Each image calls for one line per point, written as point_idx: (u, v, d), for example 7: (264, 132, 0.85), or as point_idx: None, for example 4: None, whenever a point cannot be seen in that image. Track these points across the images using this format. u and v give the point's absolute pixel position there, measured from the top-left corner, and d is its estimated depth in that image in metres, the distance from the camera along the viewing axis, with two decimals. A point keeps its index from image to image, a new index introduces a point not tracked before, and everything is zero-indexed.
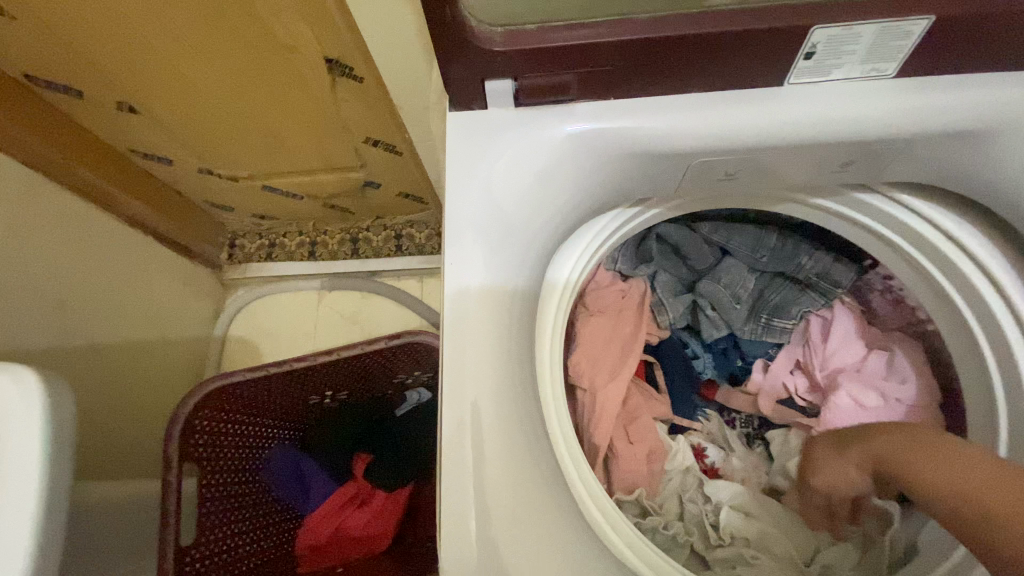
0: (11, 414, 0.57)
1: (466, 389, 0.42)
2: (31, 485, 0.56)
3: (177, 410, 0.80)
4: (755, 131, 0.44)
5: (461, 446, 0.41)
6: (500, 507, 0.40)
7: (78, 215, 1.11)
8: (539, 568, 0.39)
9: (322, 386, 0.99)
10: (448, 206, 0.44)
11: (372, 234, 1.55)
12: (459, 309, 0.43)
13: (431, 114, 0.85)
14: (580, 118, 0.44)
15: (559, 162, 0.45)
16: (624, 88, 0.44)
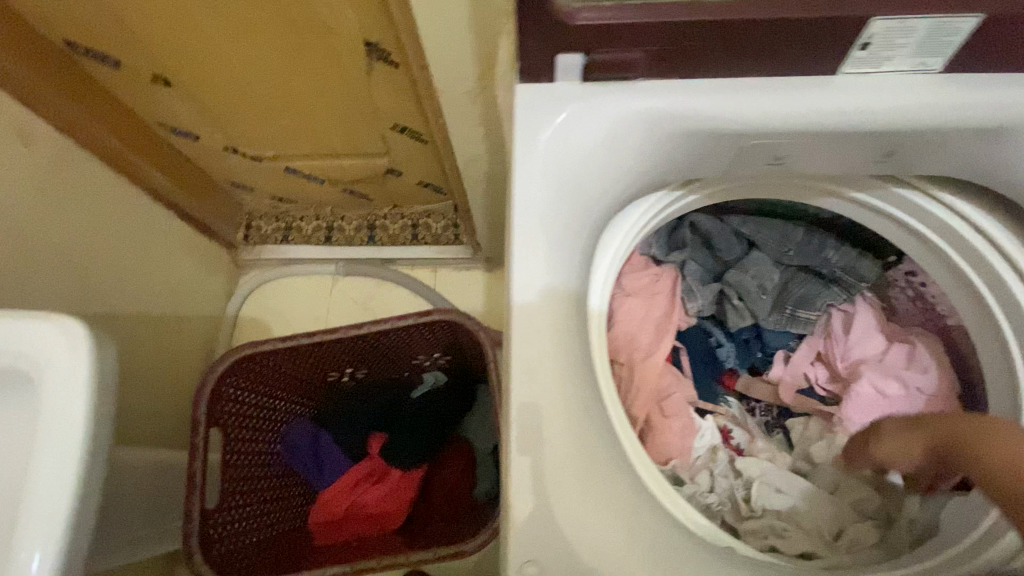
0: (58, 362, 0.58)
1: (529, 345, 0.43)
2: (75, 434, 0.57)
3: (206, 375, 0.81)
4: (810, 117, 0.47)
5: (529, 391, 0.42)
6: (560, 459, 0.41)
7: (106, 184, 1.12)
8: (599, 514, 0.41)
9: (344, 363, 1.00)
10: (517, 164, 0.45)
11: (389, 222, 1.56)
12: (527, 264, 0.44)
13: (468, 98, 0.87)
14: (646, 93, 0.46)
15: (631, 134, 0.47)
16: (687, 68, 0.46)
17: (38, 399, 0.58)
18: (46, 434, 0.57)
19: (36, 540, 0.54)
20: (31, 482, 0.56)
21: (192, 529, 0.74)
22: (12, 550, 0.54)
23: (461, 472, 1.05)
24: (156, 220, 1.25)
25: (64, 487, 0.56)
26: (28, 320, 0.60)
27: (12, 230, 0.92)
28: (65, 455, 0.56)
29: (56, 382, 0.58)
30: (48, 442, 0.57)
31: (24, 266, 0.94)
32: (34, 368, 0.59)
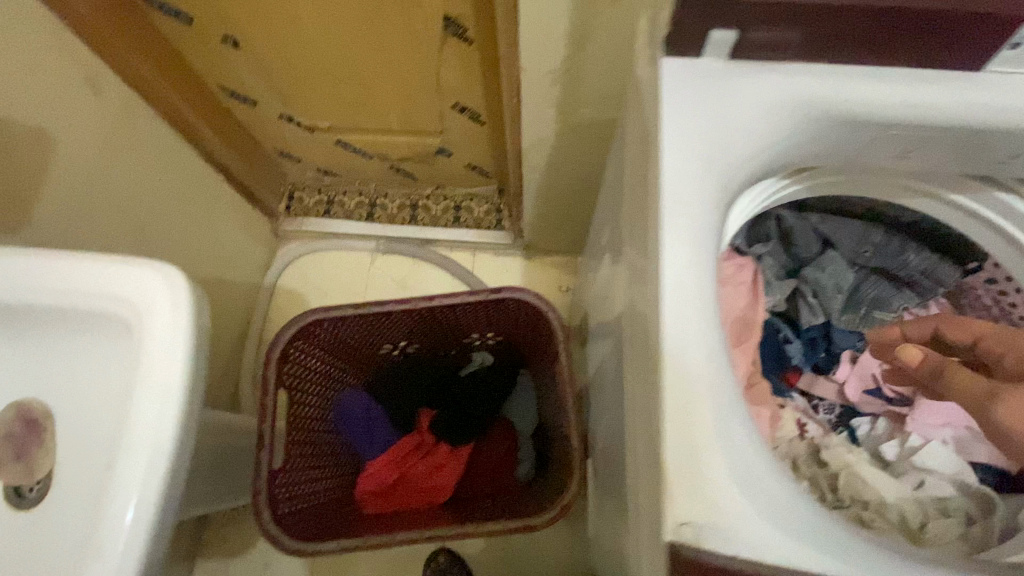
0: (157, 311, 0.58)
1: (681, 316, 0.43)
2: (173, 381, 0.57)
3: (278, 334, 0.82)
4: (947, 113, 0.48)
5: (683, 360, 0.42)
6: (708, 429, 0.42)
7: (168, 142, 1.12)
8: (747, 482, 0.41)
9: (398, 336, 1.01)
10: (665, 136, 0.46)
11: (432, 203, 1.56)
12: (674, 234, 0.44)
13: (550, 80, 0.87)
14: (795, 77, 0.47)
15: (778, 114, 0.47)
16: (832, 54, 0.47)
17: (139, 345, 0.58)
18: (146, 380, 0.57)
19: (134, 486, 0.54)
20: (131, 427, 0.56)
21: (261, 486, 0.75)
22: (110, 493, 0.55)
23: (504, 454, 1.07)
24: (209, 184, 1.25)
25: (164, 434, 0.56)
26: (132, 266, 0.60)
27: (74, 179, 0.91)
28: (167, 403, 0.56)
29: (158, 329, 0.58)
30: (150, 388, 0.57)
31: (82, 217, 0.94)
32: (136, 314, 0.59)
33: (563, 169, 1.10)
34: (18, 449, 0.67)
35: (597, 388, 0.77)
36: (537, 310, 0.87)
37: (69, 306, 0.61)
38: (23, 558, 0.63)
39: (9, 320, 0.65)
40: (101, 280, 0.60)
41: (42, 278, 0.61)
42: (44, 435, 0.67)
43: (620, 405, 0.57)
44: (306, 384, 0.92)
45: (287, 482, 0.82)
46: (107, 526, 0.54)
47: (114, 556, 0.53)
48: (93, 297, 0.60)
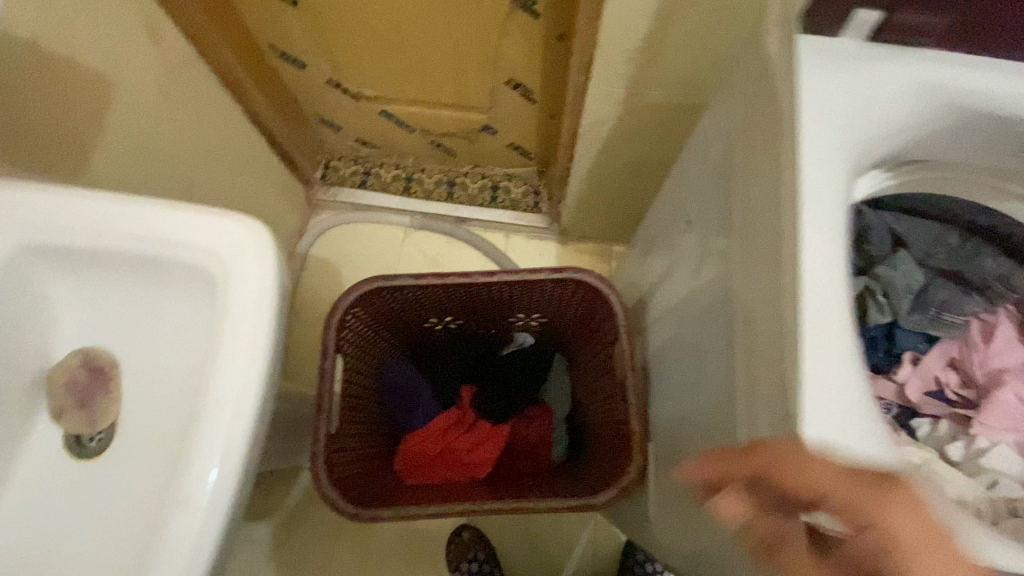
0: (243, 266, 0.57)
1: (820, 293, 0.42)
2: (258, 337, 0.56)
3: (340, 300, 0.81)
4: None
5: (825, 338, 0.42)
6: (844, 410, 0.41)
7: (216, 99, 1.09)
8: (881, 466, 0.41)
9: (448, 310, 1.00)
10: (807, 112, 0.45)
11: (469, 181, 1.54)
12: (816, 210, 0.43)
13: (625, 59, 0.86)
14: (931, 64, 0.49)
15: (912, 99, 0.48)
16: (966, 42, 0.49)
17: (225, 301, 0.57)
18: (229, 335, 0.56)
19: (218, 443, 0.53)
20: (214, 383, 0.55)
21: (319, 450, 0.74)
22: (192, 449, 0.53)
23: (542, 435, 1.07)
24: (251, 145, 1.23)
25: (248, 393, 0.55)
26: (222, 221, 0.59)
27: (127, 129, 0.88)
28: (251, 362, 0.55)
29: (246, 285, 0.57)
30: (236, 345, 0.56)
31: (134, 169, 0.91)
32: (223, 269, 0.58)
33: (619, 153, 1.09)
34: (81, 398, 0.65)
35: (663, 373, 0.76)
36: (598, 294, 0.86)
37: (152, 255, 0.60)
38: (85, 508, 0.62)
39: (80, 264, 0.64)
40: (187, 232, 0.59)
41: (127, 225, 0.60)
42: (110, 384, 0.66)
43: (712, 390, 0.57)
44: (359, 353, 0.91)
45: (342, 447, 0.82)
46: (190, 482, 0.53)
47: (198, 513, 0.52)
48: (179, 248, 0.59)
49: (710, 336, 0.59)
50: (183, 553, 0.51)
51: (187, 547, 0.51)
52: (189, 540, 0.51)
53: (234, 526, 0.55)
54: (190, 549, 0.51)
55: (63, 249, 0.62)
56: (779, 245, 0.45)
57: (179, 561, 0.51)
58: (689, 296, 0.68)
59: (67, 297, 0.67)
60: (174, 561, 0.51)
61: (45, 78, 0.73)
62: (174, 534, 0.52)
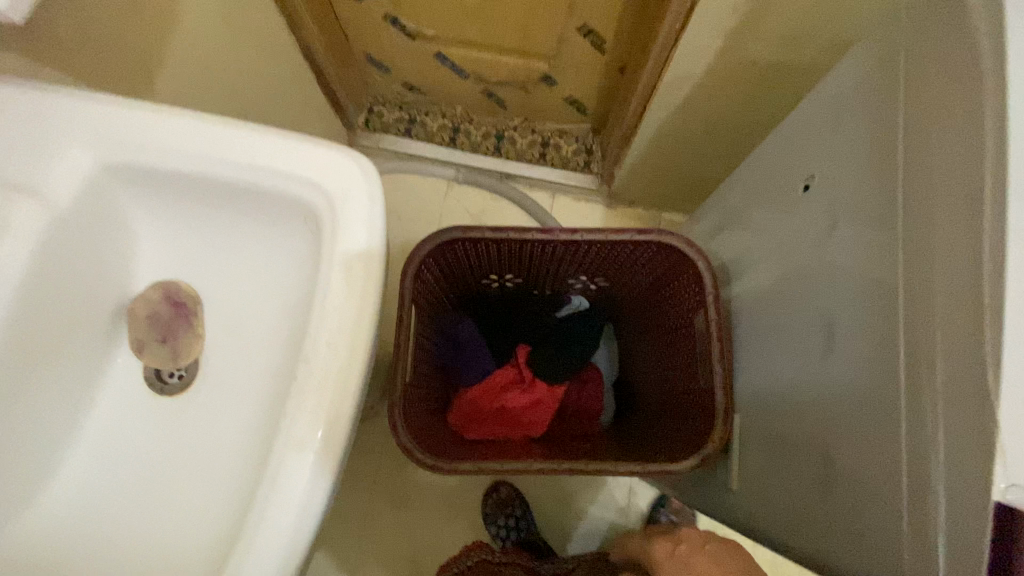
0: (350, 206, 0.56)
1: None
2: (368, 279, 0.55)
3: (417, 249, 0.80)
4: None
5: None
6: None
7: (271, 28, 1.01)
8: None
9: (511, 268, 0.98)
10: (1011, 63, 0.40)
11: (517, 135, 1.48)
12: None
13: (733, 8, 0.79)
14: None
15: None
16: None
17: (330, 239, 0.56)
18: (337, 274, 0.55)
19: (328, 388, 0.52)
20: (321, 325, 0.54)
21: (396, 400, 0.73)
22: (300, 392, 0.52)
23: (597, 400, 1.06)
24: (299, 82, 1.16)
25: (356, 337, 0.54)
26: (325, 154, 0.58)
27: (191, 57, 0.82)
28: (358, 306, 0.54)
29: (352, 224, 0.56)
30: (344, 285, 0.54)
31: (192, 98, 0.85)
32: (328, 204, 0.57)
33: (696, 112, 1.03)
34: (163, 332, 0.62)
35: (751, 345, 0.74)
36: (680, 259, 0.84)
37: (251, 187, 0.59)
38: (172, 444, 0.60)
39: (168, 191, 0.62)
40: (289, 164, 0.58)
41: (225, 151, 0.58)
42: (193, 320, 0.63)
43: (833, 365, 0.55)
44: (427, 305, 0.91)
45: (413, 398, 0.81)
46: (300, 425, 0.51)
47: (309, 458, 0.50)
48: (281, 181, 0.58)
49: (834, 311, 0.57)
50: (294, 499, 0.49)
51: (297, 493, 0.49)
52: (301, 486, 0.50)
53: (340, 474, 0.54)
54: (301, 496, 0.49)
55: (150, 173, 0.59)
56: (967, 214, 0.41)
57: (290, 506, 0.49)
58: (801, 268, 0.65)
59: (150, 227, 0.65)
60: (285, 507, 0.49)
61: None
62: (284, 480, 0.50)
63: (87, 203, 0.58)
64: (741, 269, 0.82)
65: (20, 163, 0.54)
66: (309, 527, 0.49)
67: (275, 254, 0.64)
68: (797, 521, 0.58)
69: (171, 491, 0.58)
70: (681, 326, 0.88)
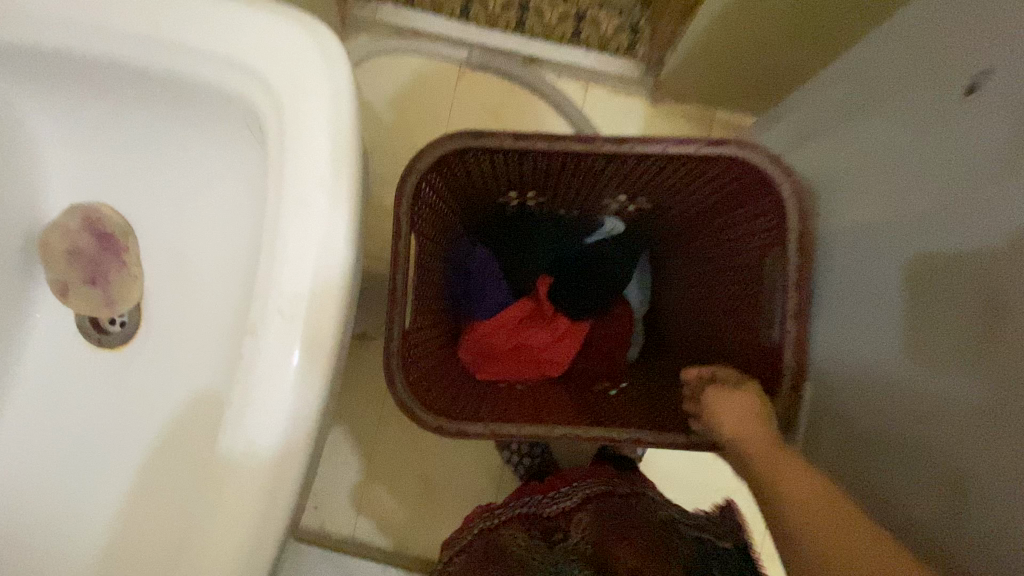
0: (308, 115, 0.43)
1: None
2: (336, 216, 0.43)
3: (415, 161, 0.62)
4: None
5: None
6: None
7: None
8: None
9: (534, 184, 0.80)
10: None
11: (546, 6, 1.19)
12: None
13: None
14: None
15: None
16: None
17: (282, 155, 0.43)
18: (295, 209, 0.42)
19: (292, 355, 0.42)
20: (280, 275, 0.42)
21: (393, 350, 0.61)
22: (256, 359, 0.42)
23: (625, 338, 0.93)
24: None
25: (327, 288, 0.43)
26: (267, 30, 0.43)
27: None
28: (333, 253, 0.43)
29: (310, 128, 0.43)
30: (303, 215, 0.42)
31: None
32: (271, 102, 0.43)
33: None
34: (92, 272, 0.53)
35: (847, 298, 0.65)
36: (753, 180, 0.66)
37: (173, 75, 0.45)
38: (118, 401, 0.52)
39: (76, 87, 0.49)
40: (212, 44, 0.43)
41: (127, 25, 0.43)
42: (124, 256, 0.53)
43: (996, 348, 0.46)
44: (430, 229, 0.75)
45: (415, 344, 0.69)
46: (258, 402, 0.41)
47: (273, 437, 0.41)
48: (209, 68, 0.44)
49: (1005, 281, 0.46)
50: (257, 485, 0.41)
51: (260, 480, 0.41)
52: (264, 468, 0.41)
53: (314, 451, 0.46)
54: (267, 477, 0.41)
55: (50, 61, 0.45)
56: None
57: (252, 495, 0.41)
58: (957, 218, 0.51)
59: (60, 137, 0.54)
60: (248, 488, 0.41)
61: None
62: (245, 458, 0.42)
63: None
64: (852, 206, 0.67)
65: None
66: (280, 519, 0.42)
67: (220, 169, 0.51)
68: (924, 504, 0.53)
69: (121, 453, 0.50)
70: (753, 265, 0.73)
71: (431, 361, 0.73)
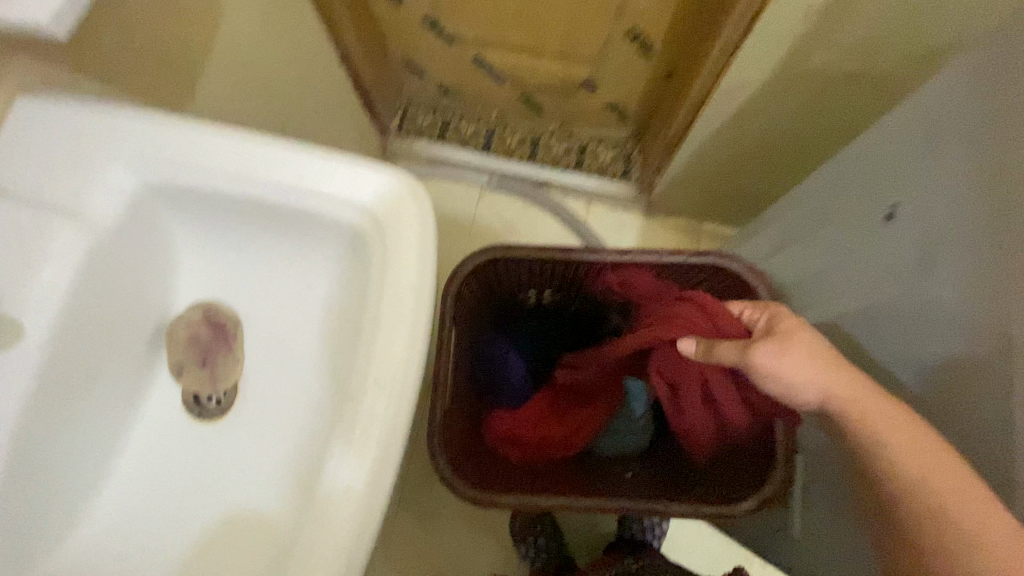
0: (399, 218, 0.53)
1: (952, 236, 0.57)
2: (418, 295, 0.52)
3: (457, 269, 0.79)
4: None
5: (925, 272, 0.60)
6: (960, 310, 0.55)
7: (305, 38, 0.96)
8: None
9: (552, 288, 0.92)
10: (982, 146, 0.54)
11: (554, 142, 1.37)
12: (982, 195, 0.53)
13: (806, 13, 0.70)
14: None
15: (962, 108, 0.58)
16: None
17: (378, 257, 0.53)
18: (377, 314, 0.52)
19: (392, 341, 0.51)
20: (381, 304, 0.52)
21: (437, 424, 0.72)
22: (355, 395, 0.51)
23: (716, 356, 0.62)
24: (329, 85, 1.08)
25: (402, 350, 0.51)
26: (319, 169, 0.54)
27: (229, 50, 0.77)
28: (412, 288, 0.52)
29: (382, 196, 0.53)
30: (396, 289, 0.52)
31: (222, 108, 0.80)
32: (379, 229, 0.53)
33: (780, 97, 0.87)
34: (203, 353, 0.59)
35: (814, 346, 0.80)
36: (744, 266, 0.80)
37: (283, 214, 0.55)
38: (209, 460, 0.56)
39: (215, 211, 0.57)
40: (274, 187, 0.54)
41: (262, 175, 0.53)
42: (232, 341, 0.60)
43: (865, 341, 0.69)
44: (468, 324, 0.88)
45: (453, 422, 0.79)
46: (341, 463, 0.49)
47: (348, 463, 0.49)
48: (297, 189, 0.54)
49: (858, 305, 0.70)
50: (333, 493, 0.48)
51: (322, 550, 0.47)
52: (346, 484, 0.48)
53: (371, 491, 0.48)
54: (328, 544, 0.47)
55: (191, 188, 0.54)
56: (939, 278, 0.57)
57: (308, 537, 0.47)
58: (980, 169, 0.54)
59: (75, 240, 0.48)
60: (322, 553, 0.46)
61: (150, 8, 0.62)
62: (323, 519, 0.47)
63: (132, 221, 0.53)
64: (851, 182, 0.75)
65: (62, 182, 0.50)
66: None
67: (327, 283, 0.60)
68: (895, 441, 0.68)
69: (228, 467, 0.56)
70: None
71: (465, 438, 0.81)
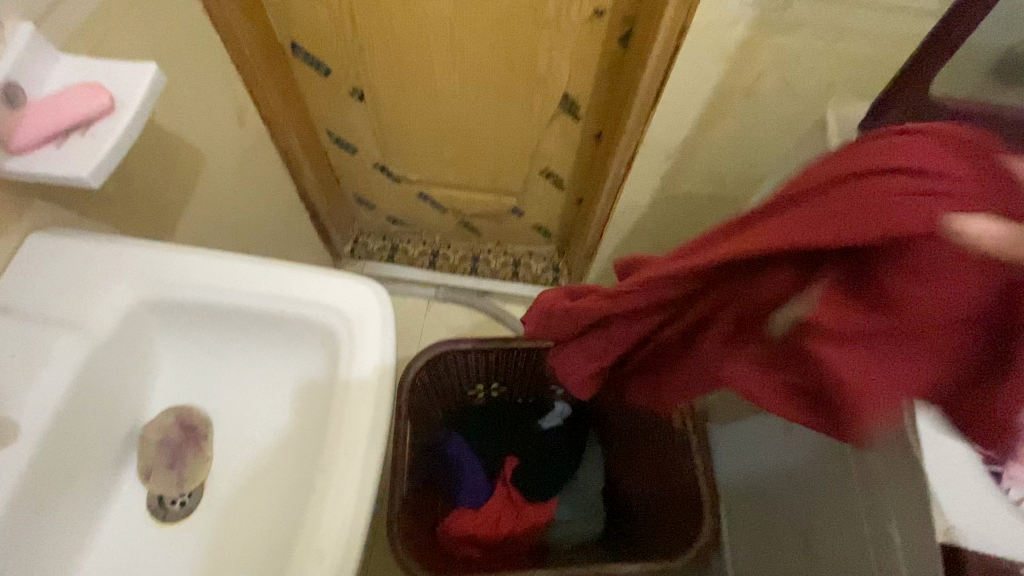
0: (366, 316, 0.64)
1: None
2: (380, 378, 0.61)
3: (410, 366, 0.88)
4: None
5: None
6: None
7: (273, 181, 1.14)
8: None
9: (497, 380, 1.03)
10: None
11: (491, 258, 1.57)
12: None
13: (665, 156, 0.96)
14: None
15: None
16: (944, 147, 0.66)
17: (346, 349, 0.63)
18: (344, 398, 0.60)
19: (358, 421, 0.59)
20: (347, 389, 0.60)
21: (393, 512, 0.76)
22: (324, 473, 0.57)
23: None
24: (291, 218, 1.24)
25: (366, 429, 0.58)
26: (297, 280, 0.65)
27: (209, 192, 0.92)
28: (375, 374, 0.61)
29: (351, 298, 0.65)
30: (361, 375, 0.61)
31: (200, 241, 0.92)
32: (349, 326, 0.64)
33: (663, 215, 1.11)
34: (171, 456, 0.64)
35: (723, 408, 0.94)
36: None
37: (262, 319, 0.65)
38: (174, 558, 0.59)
39: (199, 322, 0.66)
40: (255, 296, 0.64)
41: (247, 288, 0.64)
42: (202, 442, 0.65)
43: None
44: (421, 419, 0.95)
45: (407, 513, 0.82)
46: (311, 538, 0.53)
47: (316, 538, 0.53)
48: (276, 298, 0.64)
49: None
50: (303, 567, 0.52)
51: None
52: (314, 558, 0.53)
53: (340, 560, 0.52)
54: None
55: (181, 303, 0.63)
56: None
57: None
58: None
59: (73, 349, 0.55)
60: None
61: (152, 165, 0.77)
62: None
63: (124, 333, 0.61)
64: None
65: (67, 302, 0.58)
66: None
67: (294, 380, 0.67)
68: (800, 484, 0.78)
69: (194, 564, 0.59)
70: None
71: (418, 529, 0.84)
